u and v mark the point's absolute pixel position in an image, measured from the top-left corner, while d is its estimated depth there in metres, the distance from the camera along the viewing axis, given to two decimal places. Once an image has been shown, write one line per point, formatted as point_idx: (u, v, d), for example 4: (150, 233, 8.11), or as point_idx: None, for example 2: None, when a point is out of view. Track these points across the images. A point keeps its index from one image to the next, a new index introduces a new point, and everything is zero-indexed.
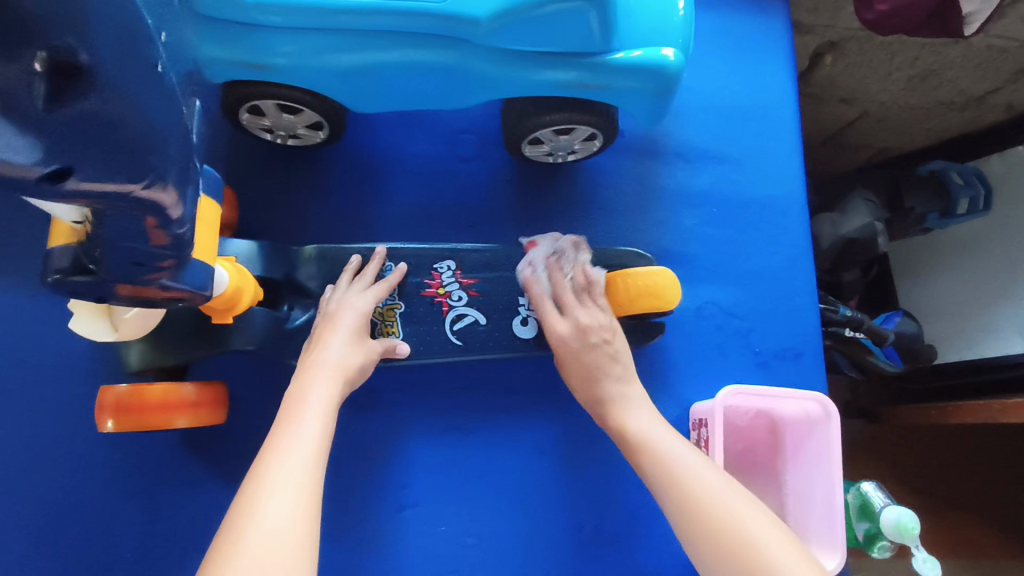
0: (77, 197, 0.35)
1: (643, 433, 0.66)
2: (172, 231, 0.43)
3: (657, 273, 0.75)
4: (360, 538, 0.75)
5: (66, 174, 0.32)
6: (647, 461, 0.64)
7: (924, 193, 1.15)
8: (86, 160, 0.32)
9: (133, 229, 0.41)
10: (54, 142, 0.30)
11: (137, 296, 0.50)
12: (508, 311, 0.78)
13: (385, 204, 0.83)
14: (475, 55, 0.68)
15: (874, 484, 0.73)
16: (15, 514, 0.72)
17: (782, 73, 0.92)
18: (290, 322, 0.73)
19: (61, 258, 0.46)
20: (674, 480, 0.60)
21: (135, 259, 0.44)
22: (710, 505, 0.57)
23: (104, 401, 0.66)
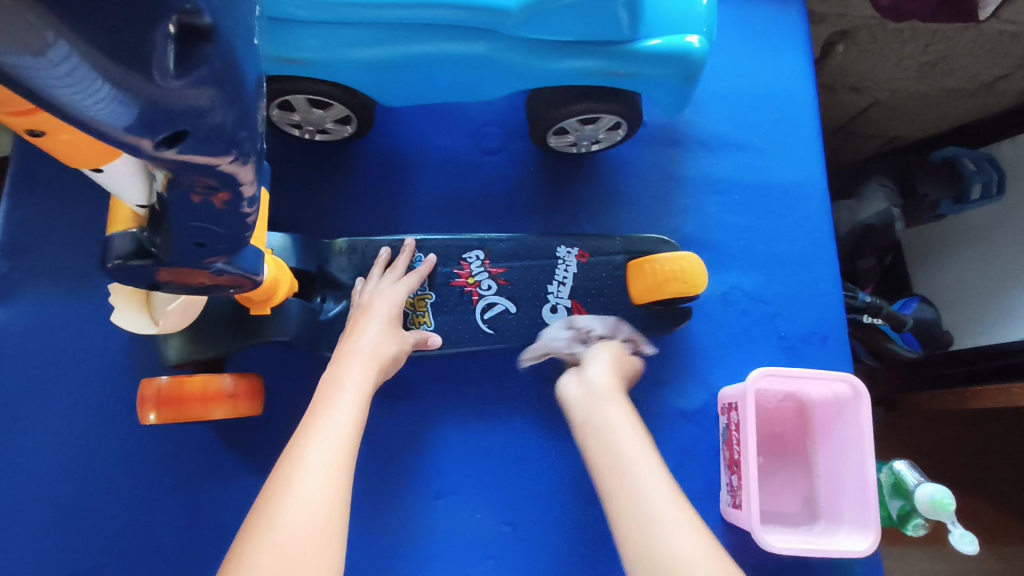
0: (164, 163, 0.36)
1: (627, 451, 0.61)
2: (240, 209, 0.44)
3: (684, 258, 0.76)
4: (396, 527, 0.76)
5: (179, 135, 0.34)
6: (601, 446, 0.63)
7: (934, 179, 1.16)
8: (196, 124, 0.34)
9: (202, 211, 0.43)
10: (162, 110, 0.31)
11: (191, 279, 0.52)
12: (536, 300, 0.79)
13: (412, 197, 0.84)
14: (504, 46, 0.69)
15: (906, 462, 0.73)
16: (60, 508, 0.74)
17: (800, 61, 0.93)
18: (323, 314, 0.75)
19: (122, 245, 0.49)
20: (624, 476, 0.59)
21: (197, 240, 0.47)
22: (648, 508, 0.56)
23: (146, 393, 0.67)
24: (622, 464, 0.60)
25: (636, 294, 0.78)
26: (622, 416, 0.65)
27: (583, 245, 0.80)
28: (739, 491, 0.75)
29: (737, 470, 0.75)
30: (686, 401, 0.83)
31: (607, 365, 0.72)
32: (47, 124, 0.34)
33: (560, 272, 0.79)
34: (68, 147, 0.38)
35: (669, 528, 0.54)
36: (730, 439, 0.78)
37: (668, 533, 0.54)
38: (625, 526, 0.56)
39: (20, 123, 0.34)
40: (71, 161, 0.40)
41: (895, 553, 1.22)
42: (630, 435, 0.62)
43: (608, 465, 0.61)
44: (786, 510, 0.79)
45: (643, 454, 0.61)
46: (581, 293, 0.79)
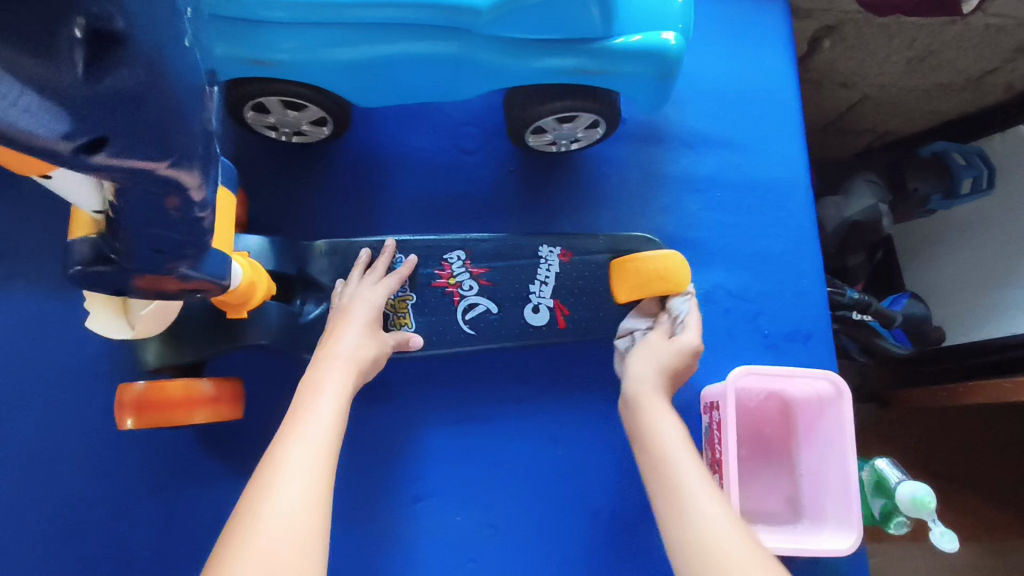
0: (102, 172, 0.35)
1: (675, 458, 0.59)
2: (192, 213, 0.43)
3: (670, 255, 0.74)
4: (375, 530, 0.76)
5: (104, 142, 0.33)
6: (647, 449, 0.62)
7: (925, 175, 1.15)
8: (121, 130, 0.33)
9: (158, 217, 0.42)
10: (83, 117, 0.30)
11: (154, 287, 0.50)
12: (521, 300, 0.79)
13: (390, 198, 0.83)
14: (476, 45, 0.68)
15: (887, 460, 0.72)
16: (36, 512, 0.73)
17: (781, 56, 0.92)
18: (303, 317, 0.74)
19: (82, 251, 0.47)
20: (669, 483, 0.57)
21: (155, 247, 0.45)
22: (690, 512, 0.54)
23: (123, 399, 0.67)
24: (669, 471, 0.58)
25: (619, 293, 0.76)
26: (663, 416, 0.64)
27: (566, 245, 0.79)
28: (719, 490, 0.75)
29: (718, 470, 0.75)
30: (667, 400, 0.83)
31: (652, 366, 0.69)
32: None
33: (543, 271, 0.79)
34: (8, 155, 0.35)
35: (712, 534, 0.52)
36: (711, 438, 0.78)
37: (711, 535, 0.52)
38: (667, 517, 0.55)
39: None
40: (21, 167, 0.37)
41: (883, 550, 1.21)
42: (677, 442, 0.60)
43: (650, 457, 0.61)
44: (769, 510, 0.78)
45: (688, 460, 0.58)
46: (563, 292, 0.79)
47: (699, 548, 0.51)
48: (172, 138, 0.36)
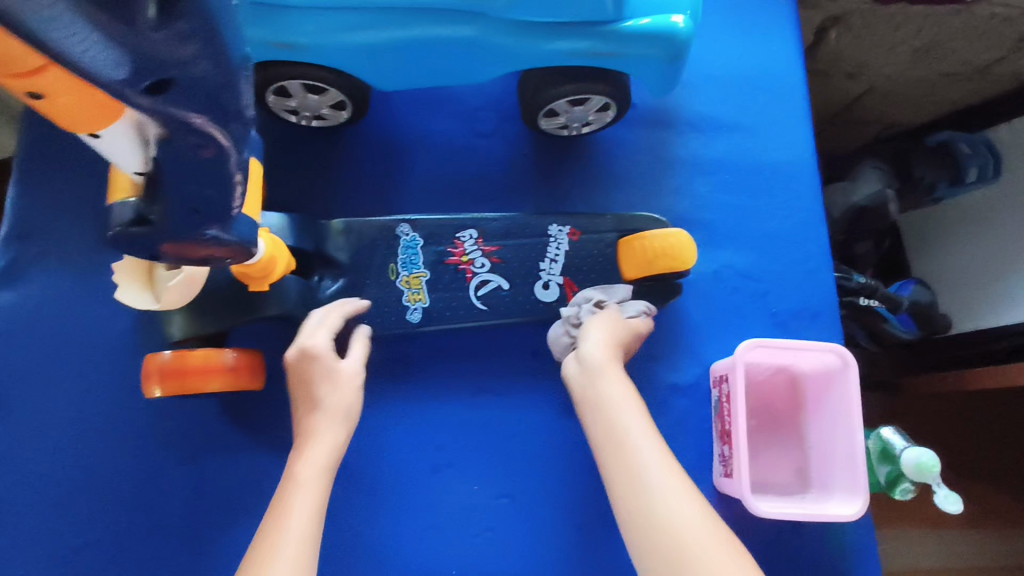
0: (154, 114, 0.38)
1: (626, 429, 0.63)
2: (229, 169, 0.47)
3: (675, 235, 0.77)
4: (395, 499, 0.78)
5: (168, 84, 0.36)
6: (593, 417, 0.66)
7: (933, 164, 1.16)
8: (179, 76, 0.36)
9: (197, 170, 0.45)
10: (145, 61, 0.34)
11: (185, 253, 0.53)
12: (528, 276, 0.81)
13: (408, 180, 0.86)
14: (493, 29, 0.71)
15: (893, 428, 0.74)
16: (65, 484, 0.74)
17: (788, 43, 0.94)
18: (320, 292, 0.77)
19: (123, 213, 0.50)
20: (621, 451, 0.62)
21: (191, 206, 0.48)
22: (645, 483, 0.59)
23: (150, 368, 0.70)
24: (620, 440, 0.63)
25: (626, 269, 0.80)
26: (619, 390, 0.67)
27: (574, 224, 0.81)
28: (730, 460, 0.77)
29: (728, 440, 0.77)
30: (679, 374, 0.85)
31: (601, 339, 0.72)
32: (48, 83, 0.34)
33: (552, 250, 0.81)
34: (65, 112, 0.38)
35: (664, 500, 0.58)
36: (721, 411, 0.80)
37: (665, 504, 0.58)
38: (630, 509, 0.59)
39: (25, 82, 0.34)
40: (71, 125, 0.40)
41: (894, 534, 1.22)
42: (624, 407, 0.65)
43: (614, 437, 0.64)
44: (779, 480, 0.81)
45: (639, 428, 0.64)
46: (575, 268, 0.81)
47: (666, 532, 0.56)
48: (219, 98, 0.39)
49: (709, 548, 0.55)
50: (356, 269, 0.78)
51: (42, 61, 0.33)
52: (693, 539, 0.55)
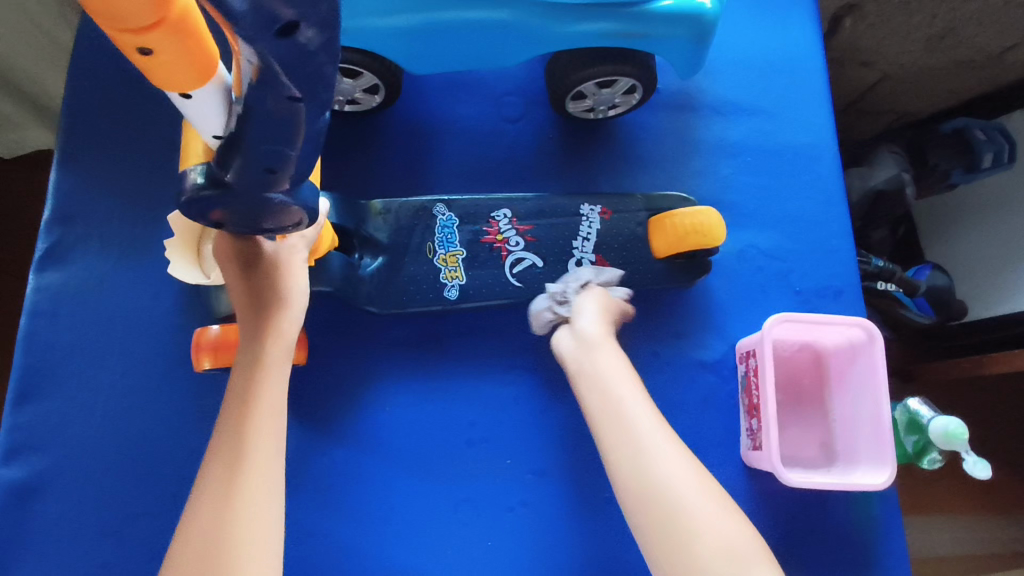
0: (259, 55, 0.39)
1: (620, 396, 0.68)
2: (306, 132, 0.47)
3: (704, 212, 0.80)
4: (428, 475, 0.79)
5: (291, 29, 0.37)
6: (589, 385, 0.71)
7: (949, 150, 1.17)
8: (308, 16, 0.37)
9: (277, 129, 0.45)
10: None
11: (251, 216, 0.54)
12: (562, 255, 0.83)
13: (438, 164, 0.88)
14: (527, 11, 0.73)
15: (919, 399, 0.76)
16: (108, 462, 0.75)
17: (806, 28, 0.96)
18: (362, 269, 0.80)
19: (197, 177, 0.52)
20: (618, 416, 0.67)
21: (267, 166, 0.48)
22: (641, 444, 0.64)
23: (200, 342, 0.73)
24: (616, 406, 0.68)
25: (657, 248, 0.83)
26: (614, 361, 0.71)
27: (605, 203, 0.84)
28: (758, 433, 0.78)
29: (756, 414, 0.79)
30: (705, 352, 0.86)
31: (596, 314, 0.77)
32: (154, 40, 0.37)
33: (584, 228, 0.83)
34: (162, 68, 0.41)
35: (656, 460, 0.63)
36: (748, 386, 0.81)
37: (656, 464, 0.63)
38: (627, 467, 0.64)
39: (133, 39, 0.37)
40: (161, 83, 0.43)
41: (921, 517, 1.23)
42: (619, 377, 0.70)
43: (611, 400, 0.68)
44: (805, 454, 0.82)
45: (634, 396, 0.69)
46: (605, 247, 0.83)
47: (658, 489, 0.62)
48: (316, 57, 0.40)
49: (697, 507, 0.60)
50: (396, 248, 0.81)
51: (157, 18, 0.36)
52: (684, 498, 0.61)
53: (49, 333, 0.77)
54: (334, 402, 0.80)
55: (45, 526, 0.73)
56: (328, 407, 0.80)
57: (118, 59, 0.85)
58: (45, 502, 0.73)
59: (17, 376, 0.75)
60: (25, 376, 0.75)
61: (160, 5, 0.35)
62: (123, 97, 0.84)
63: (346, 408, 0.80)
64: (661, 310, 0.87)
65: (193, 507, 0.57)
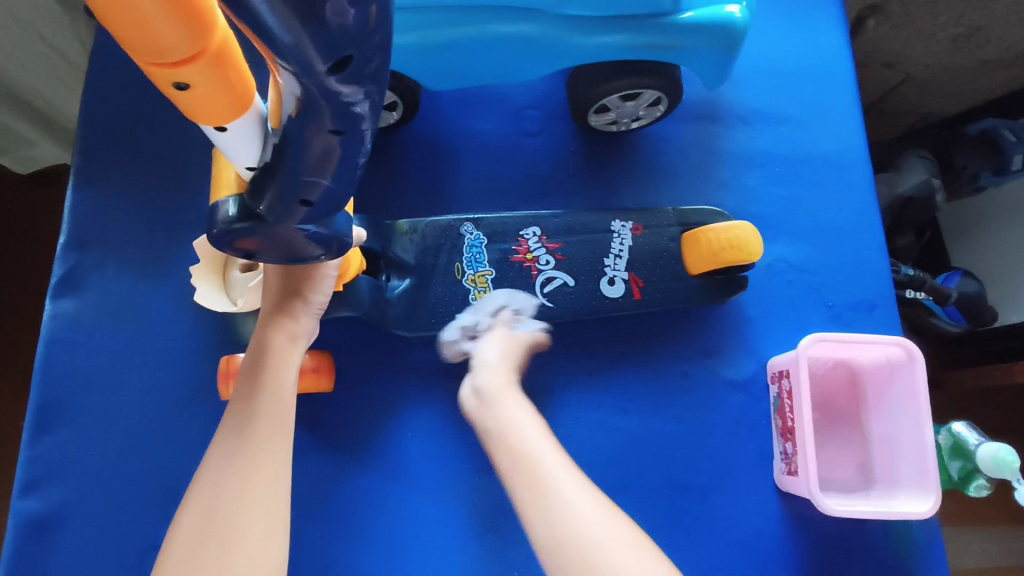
0: (305, 86, 0.36)
1: (529, 449, 0.66)
2: (348, 161, 0.44)
3: (740, 227, 0.77)
4: (451, 502, 0.77)
5: (345, 63, 0.34)
6: (504, 442, 0.69)
7: (976, 152, 1.11)
8: (361, 54, 0.34)
9: (314, 159, 0.43)
10: (327, 43, 0.32)
11: (286, 247, 0.51)
12: (594, 273, 0.81)
13: (457, 180, 0.86)
14: (552, 25, 0.71)
15: (964, 423, 0.73)
16: (126, 490, 0.73)
17: (834, 33, 0.93)
18: (388, 291, 0.78)
19: (228, 210, 0.50)
20: (529, 471, 0.64)
21: (302, 197, 0.46)
22: (551, 498, 0.61)
23: (228, 368, 0.73)
24: (528, 460, 0.65)
25: (691, 265, 0.81)
26: (516, 410, 0.71)
27: (636, 219, 0.82)
28: (794, 457, 0.75)
29: (791, 437, 0.76)
30: (735, 370, 0.83)
31: (495, 361, 0.77)
32: (192, 73, 0.35)
33: (616, 245, 0.81)
34: (201, 104, 0.39)
35: (564, 512, 0.60)
36: (781, 407, 0.79)
37: (568, 516, 0.60)
38: (541, 502, 0.62)
39: (170, 73, 0.35)
40: (199, 117, 0.41)
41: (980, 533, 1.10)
42: (532, 433, 0.68)
43: (513, 445, 0.67)
44: (842, 477, 0.79)
45: (550, 450, 0.66)
46: (638, 265, 0.81)
47: (569, 544, 0.58)
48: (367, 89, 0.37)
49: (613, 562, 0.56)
50: (422, 270, 0.79)
51: (197, 50, 0.34)
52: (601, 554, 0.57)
53: (66, 361, 0.76)
54: (355, 427, 0.78)
55: (63, 559, 0.71)
56: (348, 433, 0.78)
57: (133, 80, 0.83)
58: (63, 535, 0.72)
59: (34, 404, 0.74)
60: (43, 405, 0.74)
61: (199, 36, 0.33)
62: (139, 119, 0.83)
63: (367, 432, 0.78)
64: (688, 327, 0.84)
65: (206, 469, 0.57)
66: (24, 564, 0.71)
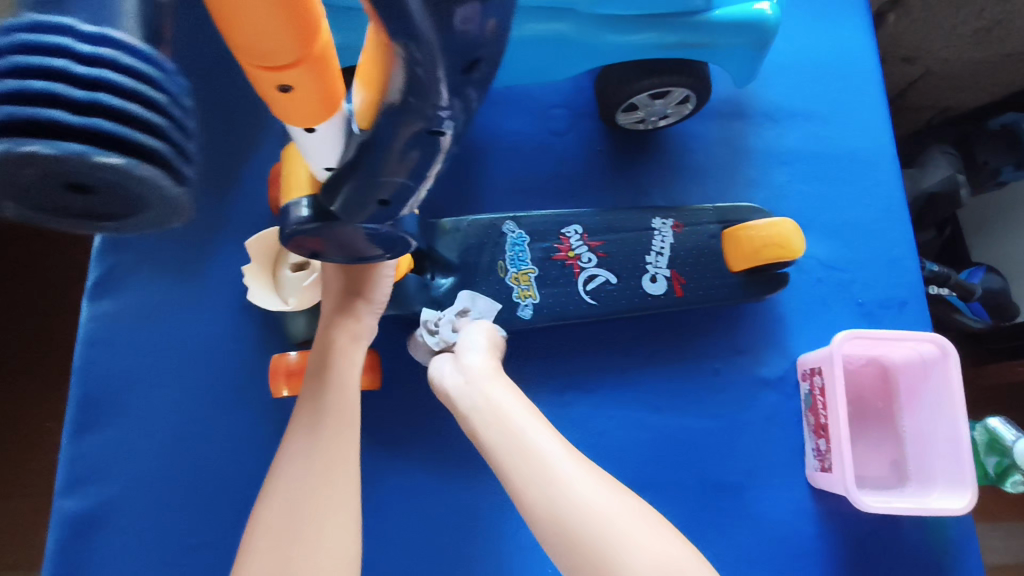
0: (413, 82, 0.36)
1: (524, 438, 0.59)
2: (430, 165, 0.44)
3: (780, 224, 0.78)
4: (486, 499, 0.77)
5: (467, 68, 0.35)
6: (489, 435, 0.61)
7: (997, 146, 1.08)
8: (478, 59, 0.34)
9: (400, 159, 0.43)
10: (449, 45, 0.32)
11: (354, 244, 0.53)
12: (636, 270, 0.81)
13: (486, 180, 0.86)
14: (584, 24, 0.71)
15: (1000, 418, 0.73)
16: (166, 490, 0.74)
17: (860, 29, 0.93)
18: (435, 288, 0.78)
19: (302, 211, 0.51)
20: (529, 467, 0.57)
21: (381, 198, 0.47)
22: (562, 502, 0.54)
23: (277, 369, 0.73)
24: (524, 453, 0.58)
25: (733, 261, 0.81)
26: (504, 393, 0.63)
27: (677, 216, 0.83)
28: (828, 454, 0.76)
29: (825, 434, 0.76)
30: (766, 367, 0.83)
31: (483, 348, 0.69)
32: (293, 77, 0.34)
33: (658, 242, 0.82)
34: (295, 106, 0.38)
35: (585, 514, 0.53)
36: (813, 404, 0.79)
37: (591, 517, 0.53)
38: (504, 452, 0.59)
39: (271, 78, 0.33)
40: (285, 118, 0.40)
41: (1005, 529, 1.09)
42: (525, 418, 0.60)
43: (467, 410, 0.64)
44: (875, 473, 0.79)
45: (550, 442, 0.59)
46: (678, 262, 0.81)
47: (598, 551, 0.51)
48: (469, 92, 0.37)
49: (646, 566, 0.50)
50: (465, 268, 0.79)
51: (300, 56, 0.32)
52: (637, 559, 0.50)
53: (104, 362, 0.77)
54: (391, 426, 0.78)
55: (105, 559, 0.72)
56: (383, 432, 0.78)
57: None
58: (104, 534, 0.73)
59: (73, 407, 0.75)
60: (82, 407, 0.75)
61: (305, 44, 0.32)
62: None
63: (402, 432, 0.78)
64: (719, 324, 0.84)
65: (278, 469, 0.59)
66: (68, 563, 0.71)
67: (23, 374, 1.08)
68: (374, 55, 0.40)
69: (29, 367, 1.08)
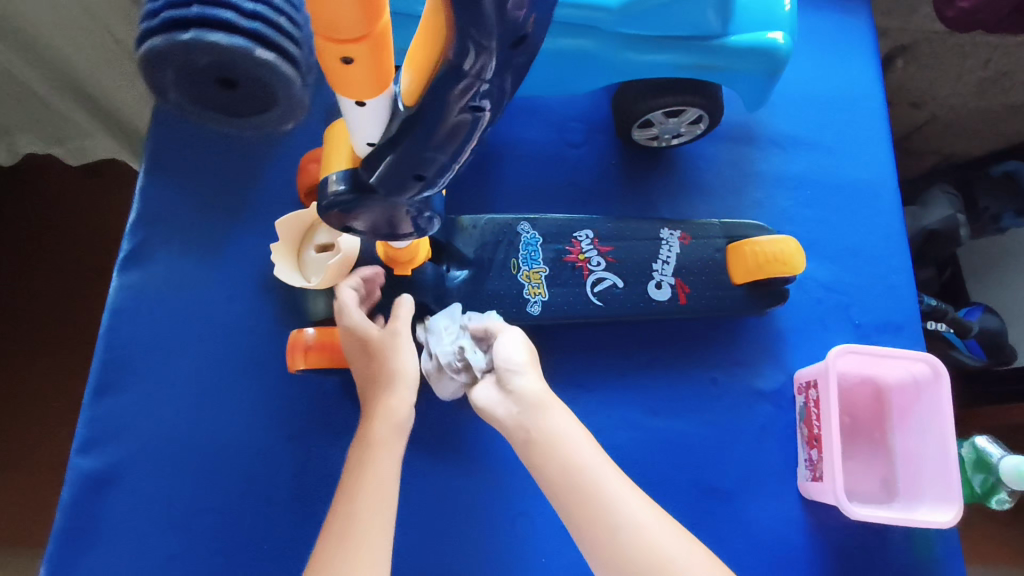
0: (460, 63, 0.41)
1: (587, 474, 0.59)
2: (465, 142, 0.48)
3: (785, 242, 0.82)
4: (488, 486, 0.80)
5: (513, 47, 0.39)
6: (550, 467, 0.60)
7: (999, 193, 1.12)
8: (520, 40, 0.39)
9: (438, 138, 0.47)
10: (498, 26, 0.37)
11: (384, 220, 0.57)
12: (641, 276, 0.84)
13: (503, 184, 0.90)
14: (608, 41, 0.76)
15: (986, 437, 0.75)
16: (180, 456, 0.77)
17: (866, 68, 0.98)
18: (450, 279, 0.81)
19: (340, 180, 0.55)
20: (595, 505, 0.57)
21: (416, 173, 0.51)
22: (634, 540, 0.56)
23: (297, 342, 0.76)
24: (585, 488, 0.58)
25: (734, 274, 0.85)
26: (561, 419, 0.62)
27: (684, 229, 0.87)
28: (820, 464, 0.78)
29: (818, 445, 0.79)
30: (764, 380, 0.86)
31: (527, 361, 0.66)
32: (356, 52, 0.38)
33: (664, 252, 0.85)
34: (350, 79, 0.42)
35: (651, 550, 0.56)
36: (807, 416, 0.81)
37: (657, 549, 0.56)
38: (563, 487, 0.59)
39: (336, 49, 0.38)
40: (340, 90, 0.44)
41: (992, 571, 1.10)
42: (582, 449, 0.60)
43: (524, 443, 0.62)
44: (866, 489, 0.81)
45: (611, 475, 0.59)
46: (683, 272, 0.85)
47: None
48: (510, 74, 0.42)
49: None
50: (480, 264, 0.82)
51: (365, 33, 0.37)
52: None
53: (129, 330, 0.80)
54: None
55: (116, 517, 0.75)
56: None
57: None
58: (115, 494, 0.75)
59: (96, 370, 0.78)
60: (106, 370, 0.78)
61: (370, 23, 0.36)
62: None
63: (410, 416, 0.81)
64: (721, 335, 0.87)
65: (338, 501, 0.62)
66: (79, 519, 0.74)
67: (44, 347, 1.12)
68: (426, 38, 0.44)
69: (51, 341, 1.12)
